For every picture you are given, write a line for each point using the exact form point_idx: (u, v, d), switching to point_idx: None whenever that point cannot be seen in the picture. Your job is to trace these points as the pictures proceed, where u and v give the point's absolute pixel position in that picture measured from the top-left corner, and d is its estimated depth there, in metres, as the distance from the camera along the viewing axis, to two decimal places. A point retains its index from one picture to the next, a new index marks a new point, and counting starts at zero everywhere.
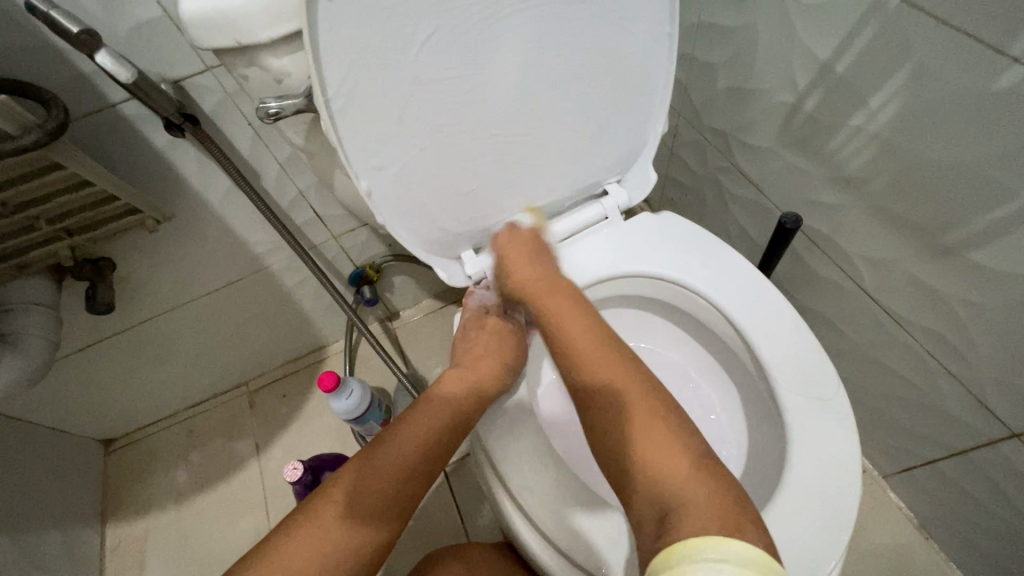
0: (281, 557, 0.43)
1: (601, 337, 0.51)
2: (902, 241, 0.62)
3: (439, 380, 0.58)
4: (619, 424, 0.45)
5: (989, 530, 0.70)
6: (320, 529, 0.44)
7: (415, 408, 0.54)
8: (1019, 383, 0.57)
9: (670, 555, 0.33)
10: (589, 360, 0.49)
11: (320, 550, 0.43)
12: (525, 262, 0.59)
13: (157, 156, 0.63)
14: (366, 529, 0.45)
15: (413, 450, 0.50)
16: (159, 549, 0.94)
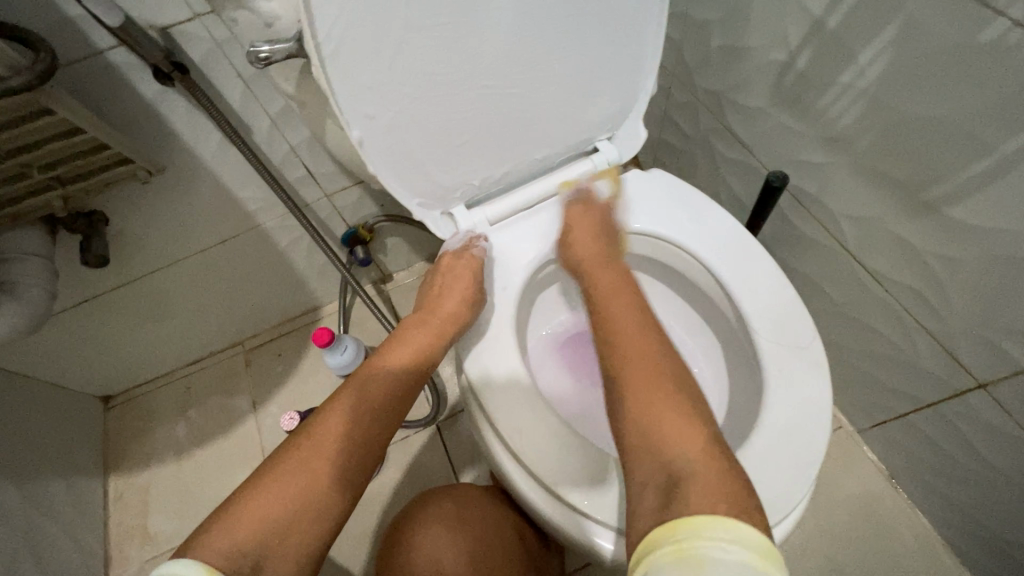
0: (247, 511, 0.44)
1: (649, 324, 0.54)
2: (885, 199, 0.64)
3: (396, 340, 0.60)
4: (641, 392, 0.47)
5: (954, 478, 0.74)
6: (283, 481, 0.46)
7: (369, 368, 0.56)
8: (988, 334, 0.60)
9: (677, 528, 0.35)
10: (624, 331, 0.54)
11: (285, 499, 0.45)
12: (590, 238, 0.64)
13: (146, 106, 0.62)
14: (330, 475, 0.47)
15: (369, 402, 0.52)
16: (161, 499, 0.97)
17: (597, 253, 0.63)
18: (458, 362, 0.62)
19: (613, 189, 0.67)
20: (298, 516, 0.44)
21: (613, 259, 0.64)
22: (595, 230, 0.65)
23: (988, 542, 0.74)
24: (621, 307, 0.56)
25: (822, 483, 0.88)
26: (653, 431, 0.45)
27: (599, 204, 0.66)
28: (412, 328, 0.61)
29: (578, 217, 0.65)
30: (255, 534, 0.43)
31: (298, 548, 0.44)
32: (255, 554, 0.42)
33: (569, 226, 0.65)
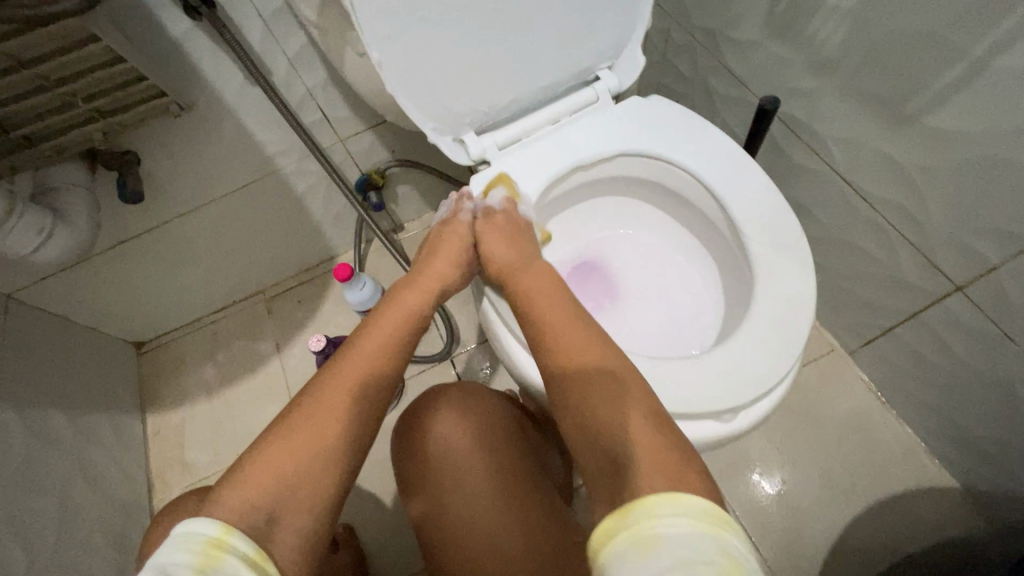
0: (259, 470, 0.45)
1: (573, 313, 0.53)
2: (869, 115, 0.67)
3: (387, 301, 0.61)
4: (589, 384, 0.47)
5: (933, 385, 0.79)
6: (290, 439, 0.47)
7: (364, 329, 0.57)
8: (963, 237, 0.64)
9: (628, 513, 0.33)
10: (562, 331, 0.51)
11: (293, 455, 0.46)
12: (502, 242, 0.63)
13: (174, 43, 0.67)
14: (339, 434, 0.48)
15: (366, 362, 0.54)
16: (195, 433, 1.04)
17: (512, 262, 0.61)
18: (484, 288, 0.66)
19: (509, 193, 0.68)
20: (309, 469, 0.46)
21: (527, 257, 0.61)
22: (510, 238, 0.63)
23: (965, 444, 0.79)
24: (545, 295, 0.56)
25: (814, 400, 0.93)
26: (602, 427, 0.44)
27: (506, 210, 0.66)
28: (401, 287, 0.63)
29: (487, 231, 0.64)
30: (265, 490, 0.44)
31: (310, 502, 0.45)
32: (269, 508, 0.43)
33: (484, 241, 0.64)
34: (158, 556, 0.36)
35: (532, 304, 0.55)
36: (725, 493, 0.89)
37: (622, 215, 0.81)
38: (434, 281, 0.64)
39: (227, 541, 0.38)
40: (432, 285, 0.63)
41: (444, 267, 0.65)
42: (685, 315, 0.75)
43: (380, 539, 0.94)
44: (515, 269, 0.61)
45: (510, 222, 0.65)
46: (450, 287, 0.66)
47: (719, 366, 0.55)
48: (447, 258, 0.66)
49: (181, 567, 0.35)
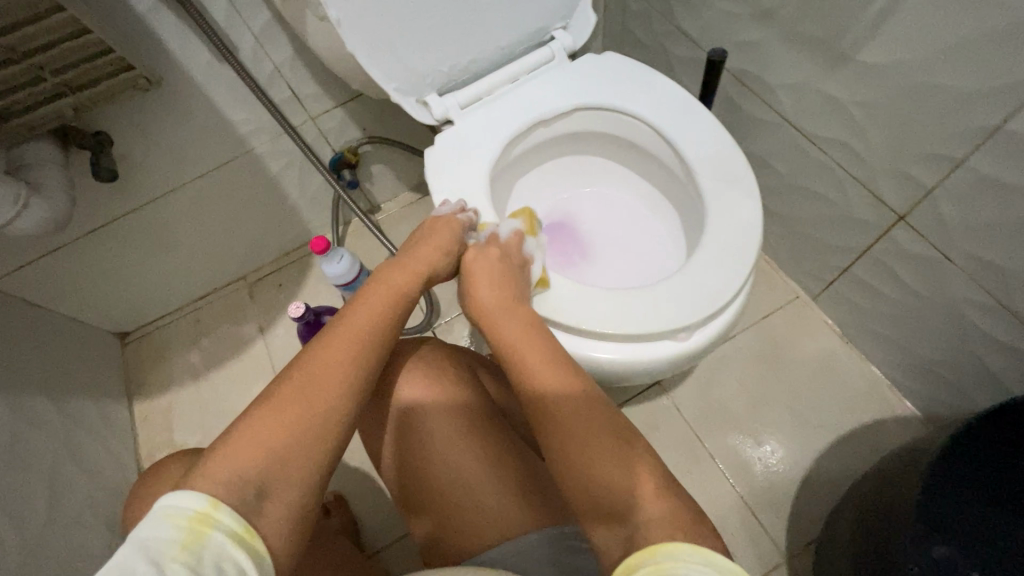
0: (242, 441, 0.42)
1: (559, 359, 0.50)
2: (809, 58, 0.71)
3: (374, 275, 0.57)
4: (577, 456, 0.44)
5: (888, 317, 0.83)
6: (278, 409, 0.44)
7: (349, 307, 0.53)
8: (901, 166, 0.68)
9: (654, 550, 0.34)
10: (549, 373, 0.48)
11: (279, 429, 0.43)
12: (491, 275, 0.57)
13: (139, 19, 0.69)
14: (325, 409, 0.45)
15: (352, 337, 0.50)
16: (183, 417, 1.06)
17: (495, 294, 0.55)
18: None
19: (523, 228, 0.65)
20: (294, 445, 0.43)
21: (518, 298, 0.56)
22: (501, 273, 0.57)
23: (921, 370, 0.83)
24: (528, 332, 0.52)
25: (783, 346, 0.97)
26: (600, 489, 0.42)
27: (507, 246, 0.61)
28: (391, 262, 0.58)
29: (474, 264, 0.58)
30: (253, 463, 0.41)
31: (298, 475, 0.43)
32: (260, 480, 0.41)
33: (473, 273, 0.58)
34: (141, 529, 0.35)
35: (514, 342, 0.51)
36: (702, 438, 0.92)
37: (585, 172, 0.85)
38: (427, 261, 0.58)
39: (213, 517, 0.37)
40: (423, 268, 0.58)
41: (437, 247, 0.60)
42: (649, 262, 0.78)
43: (370, 506, 0.96)
44: (495, 299, 0.55)
45: (508, 256, 0.60)
46: (444, 270, 0.60)
47: (674, 290, 0.59)
48: (441, 240, 0.60)
49: (164, 544, 0.34)
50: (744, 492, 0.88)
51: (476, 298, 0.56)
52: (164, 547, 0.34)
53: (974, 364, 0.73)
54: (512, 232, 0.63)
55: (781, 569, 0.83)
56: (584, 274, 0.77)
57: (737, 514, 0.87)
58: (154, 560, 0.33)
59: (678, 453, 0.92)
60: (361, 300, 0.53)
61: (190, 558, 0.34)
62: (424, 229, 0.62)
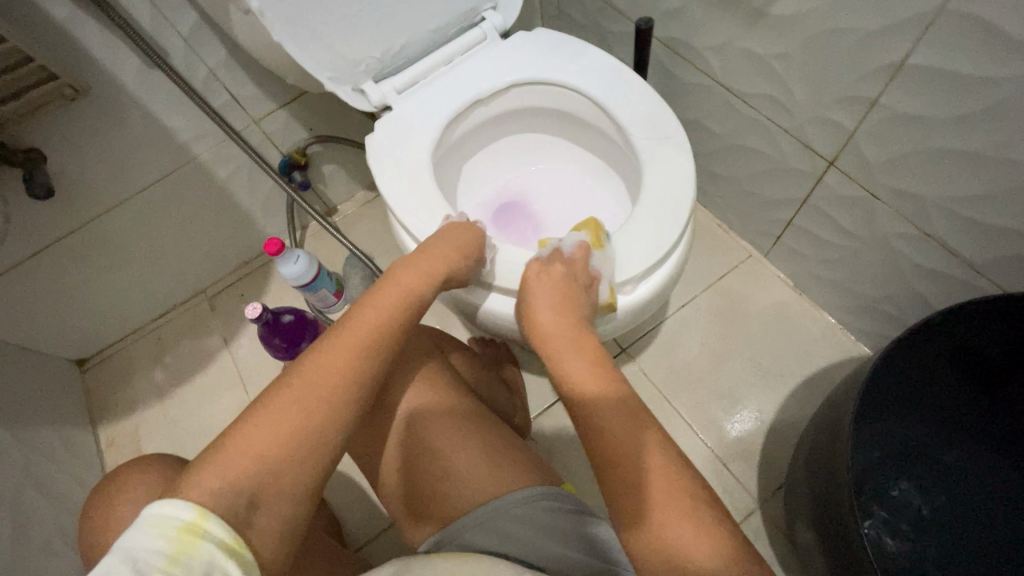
0: (239, 447, 0.42)
1: (609, 387, 0.48)
2: (728, 17, 0.74)
3: (384, 281, 0.56)
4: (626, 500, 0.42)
5: (832, 261, 0.87)
6: (274, 419, 0.44)
7: (359, 311, 0.52)
8: (823, 113, 0.71)
9: None
10: (600, 407, 0.46)
11: (275, 440, 0.43)
12: (555, 299, 0.55)
13: (59, 29, 0.69)
14: (324, 420, 0.45)
15: (358, 348, 0.49)
16: (152, 436, 1.04)
17: (560, 323, 0.54)
18: (398, 222, 0.69)
19: (586, 236, 0.61)
20: (289, 458, 0.43)
21: (581, 327, 0.54)
22: (566, 297, 0.56)
23: (868, 309, 0.87)
24: (578, 361, 0.50)
25: (739, 303, 1.00)
26: (653, 541, 0.40)
27: (572, 259, 0.59)
28: (404, 268, 0.58)
29: (540, 286, 0.57)
30: (245, 472, 0.41)
31: (291, 489, 0.43)
32: (252, 491, 0.41)
33: (535, 297, 0.56)
34: (127, 538, 0.35)
35: (575, 373, 0.49)
36: (671, 399, 0.94)
37: (529, 149, 0.87)
38: (437, 264, 0.58)
39: (204, 526, 0.37)
40: (439, 271, 0.58)
41: (452, 251, 0.60)
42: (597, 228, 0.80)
43: (351, 505, 0.95)
44: (563, 329, 0.53)
45: (573, 273, 0.58)
46: (459, 273, 0.60)
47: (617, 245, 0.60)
48: (453, 244, 0.60)
49: (151, 554, 0.34)
50: (715, 447, 0.90)
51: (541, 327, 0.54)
52: (151, 556, 0.34)
53: (913, 296, 0.77)
54: (575, 246, 0.60)
55: (756, 515, 0.85)
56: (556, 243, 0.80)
57: (709, 468, 0.89)
58: (140, 569, 0.33)
59: None
60: (370, 306, 0.53)
61: (178, 568, 0.34)
62: (441, 235, 0.61)
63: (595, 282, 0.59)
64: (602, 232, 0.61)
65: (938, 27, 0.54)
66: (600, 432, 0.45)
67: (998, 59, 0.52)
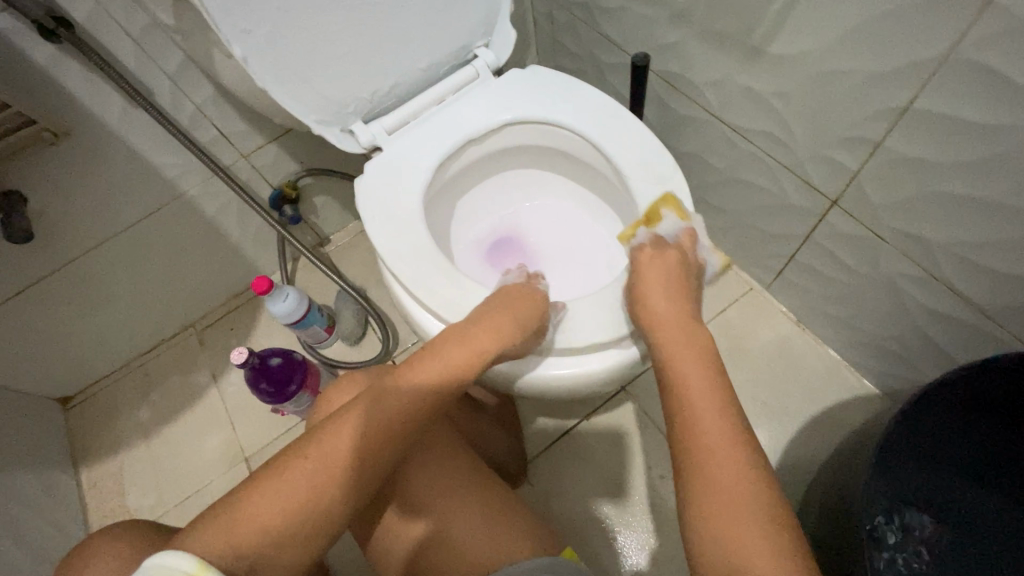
0: (251, 502, 0.41)
1: (717, 374, 0.45)
2: (726, 54, 0.72)
3: (434, 350, 0.54)
4: (704, 494, 0.39)
5: (836, 298, 0.84)
6: (291, 481, 0.42)
7: (400, 384, 0.51)
8: (826, 152, 0.69)
9: None
10: (698, 390, 0.44)
11: (286, 505, 0.41)
12: (666, 287, 0.54)
13: (39, 72, 0.67)
14: (339, 496, 0.44)
15: (388, 426, 0.48)
16: (136, 479, 1.00)
17: (671, 310, 0.52)
18: (388, 269, 0.66)
19: (680, 220, 0.61)
20: (296, 525, 0.41)
21: (693, 315, 0.52)
22: (678, 281, 0.54)
23: (873, 347, 0.84)
24: (687, 346, 0.48)
25: (741, 338, 0.97)
26: (729, 548, 0.37)
27: (682, 249, 0.58)
28: (456, 338, 0.55)
29: (648, 265, 0.56)
30: (252, 534, 0.39)
31: (291, 558, 0.41)
32: (253, 557, 0.39)
33: (645, 277, 0.55)
34: None
35: (672, 350, 0.48)
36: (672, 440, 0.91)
37: (522, 185, 0.85)
38: (491, 338, 0.55)
39: None
40: (491, 346, 0.55)
41: (508, 322, 0.56)
42: (593, 263, 0.78)
43: (342, 550, 0.92)
44: (669, 313, 0.51)
45: (684, 263, 0.57)
46: (513, 348, 0.57)
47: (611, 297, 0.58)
48: (513, 314, 0.57)
49: None
50: None
51: (648, 309, 0.53)
52: None
53: (920, 338, 0.75)
54: (677, 231, 0.60)
55: None
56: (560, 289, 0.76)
57: None
58: None
59: (651, 457, 0.91)
60: (412, 382, 0.51)
61: None
62: (499, 300, 0.59)
63: (701, 268, 0.59)
64: (691, 214, 0.61)
65: (946, 73, 0.52)
66: (692, 418, 0.43)
67: (1007, 108, 0.50)
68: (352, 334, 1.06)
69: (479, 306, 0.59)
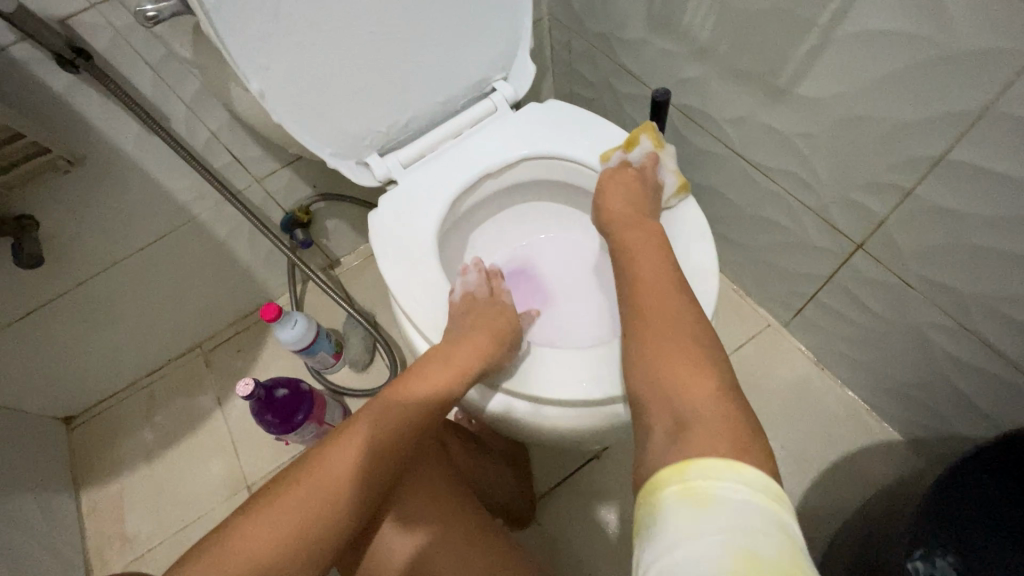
0: (233, 544, 0.42)
1: (663, 266, 0.53)
2: (750, 93, 0.71)
3: (414, 370, 0.54)
4: (647, 351, 0.46)
5: (859, 341, 0.82)
6: (269, 518, 0.44)
7: (378, 405, 0.51)
8: (852, 196, 0.67)
9: (686, 468, 0.33)
10: (646, 277, 0.52)
11: (264, 542, 0.43)
12: (624, 198, 0.63)
13: (57, 99, 0.67)
14: (318, 530, 0.44)
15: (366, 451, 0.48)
16: (136, 503, 0.99)
17: (627, 210, 0.61)
18: (400, 309, 0.64)
19: (653, 147, 0.68)
20: (276, 561, 0.43)
21: (647, 216, 0.61)
22: (636, 195, 0.63)
23: (898, 394, 0.81)
24: (641, 240, 0.57)
25: (758, 377, 0.94)
26: (665, 376, 0.43)
27: (644, 170, 0.66)
28: (435, 359, 0.55)
29: (611, 180, 0.65)
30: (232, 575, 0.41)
31: None
32: None
33: (608, 189, 0.64)
34: None
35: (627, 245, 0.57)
36: None
37: (537, 218, 0.83)
38: (471, 356, 0.55)
39: None
40: (470, 364, 0.54)
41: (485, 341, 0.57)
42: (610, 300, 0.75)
43: None
44: (627, 216, 0.61)
45: (645, 179, 0.65)
46: (493, 365, 0.57)
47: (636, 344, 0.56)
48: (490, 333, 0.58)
49: None
50: None
51: (608, 214, 0.62)
52: None
53: (949, 388, 0.72)
54: (645, 156, 0.67)
55: None
56: (585, 336, 0.73)
57: None
58: None
59: None
60: (392, 404, 0.51)
61: None
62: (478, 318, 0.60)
63: (660, 188, 0.66)
64: (665, 145, 0.68)
65: (986, 126, 0.50)
66: (639, 303, 0.50)
67: None
68: (359, 360, 1.05)
69: (459, 322, 0.60)
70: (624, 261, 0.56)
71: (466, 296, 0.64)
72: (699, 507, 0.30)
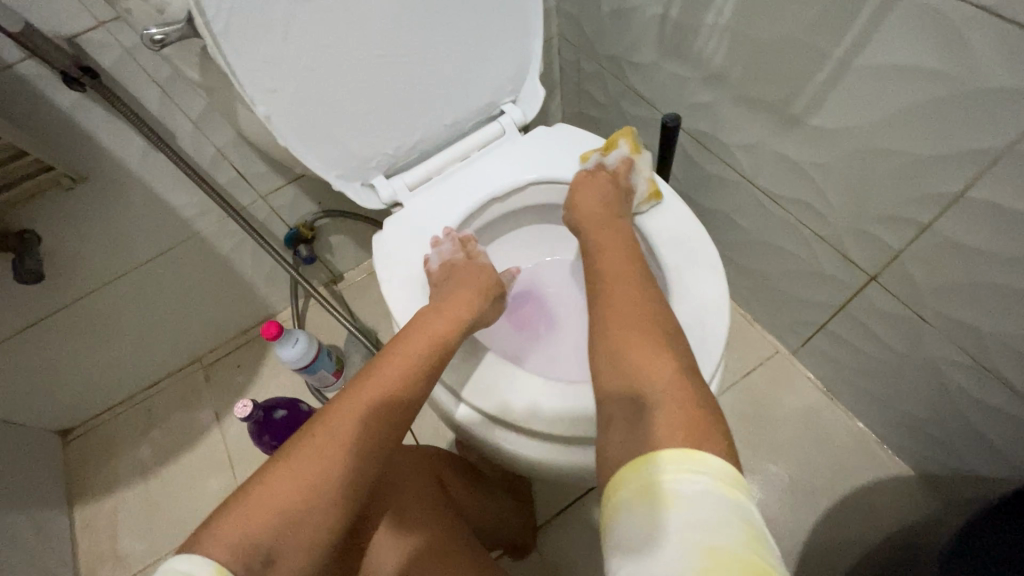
0: (261, 496, 0.41)
1: (630, 264, 0.55)
2: (762, 120, 0.70)
3: (412, 322, 0.55)
4: (609, 346, 0.47)
5: (871, 373, 0.80)
6: (296, 466, 0.42)
7: (382, 357, 0.51)
8: (866, 228, 0.66)
9: (641, 464, 0.34)
10: (613, 274, 0.54)
11: (294, 488, 0.41)
12: (598, 196, 0.63)
13: (63, 116, 0.66)
14: (347, 470, 0.44)
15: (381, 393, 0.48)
16: (130, 520, 0.97)
17: (599, 209, 0.62)
18: None
19: (630, 151, 0.67)
20: (307, 504, 0.41)
21: (619, 214, 0.62)
22: (612, 195, 0.63)
23: (910, 428, 0.79)
24: (614, 237, 0.59)
25: (766, 405, 0.92)
26: (629, 369, 0.44)
27: (617, 169, 0.66)
28: (430, 312, 0.56)
29: (584, 180, 0.65)
30: (264, 525, 0.40)
31: (307, 542, 0.41)
32: (268, 546, 0.39)
33: (581, 186, 0.64)
34: None
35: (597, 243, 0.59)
36: None
37: (544, 241, 0.82)
38: (461, 310, 0.57)
39: None
40: (463, 315, 0.57)
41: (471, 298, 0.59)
42: None
43: None
44: (600, 213, 0.61)
45: (618, 177, 0.65)
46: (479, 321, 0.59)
47: None
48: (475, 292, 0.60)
49: None
50: None
51: (578, 213, 0.63)
52: None
53: (964, 425, 0.70)
54: (620, 160, 0.67)
55: None
56: None
57: None
58: None
59: None
60: (396, 350, 0.51)
61: None
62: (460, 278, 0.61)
63: (629, 193, 0.65)
64: (642, 150, 0.67)
65: (1009, 164, 0.49)
66: (608, 284, 0.53)
67: None
68: None
69: (440, 283, 0.62)
70: (594, 251, 0.58)
71: (444, 265, 0.63)
72: (656, 508, 0.32)
